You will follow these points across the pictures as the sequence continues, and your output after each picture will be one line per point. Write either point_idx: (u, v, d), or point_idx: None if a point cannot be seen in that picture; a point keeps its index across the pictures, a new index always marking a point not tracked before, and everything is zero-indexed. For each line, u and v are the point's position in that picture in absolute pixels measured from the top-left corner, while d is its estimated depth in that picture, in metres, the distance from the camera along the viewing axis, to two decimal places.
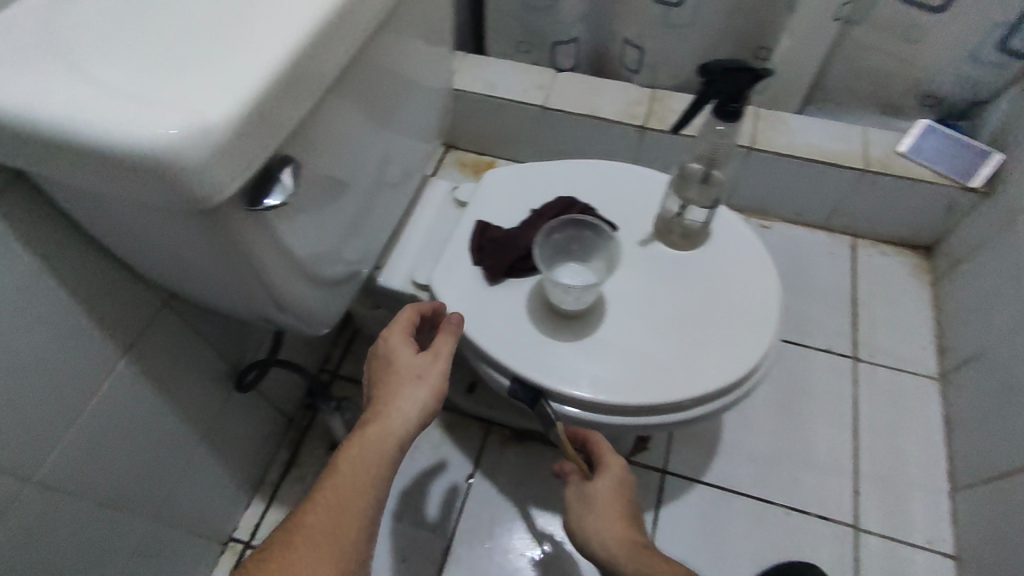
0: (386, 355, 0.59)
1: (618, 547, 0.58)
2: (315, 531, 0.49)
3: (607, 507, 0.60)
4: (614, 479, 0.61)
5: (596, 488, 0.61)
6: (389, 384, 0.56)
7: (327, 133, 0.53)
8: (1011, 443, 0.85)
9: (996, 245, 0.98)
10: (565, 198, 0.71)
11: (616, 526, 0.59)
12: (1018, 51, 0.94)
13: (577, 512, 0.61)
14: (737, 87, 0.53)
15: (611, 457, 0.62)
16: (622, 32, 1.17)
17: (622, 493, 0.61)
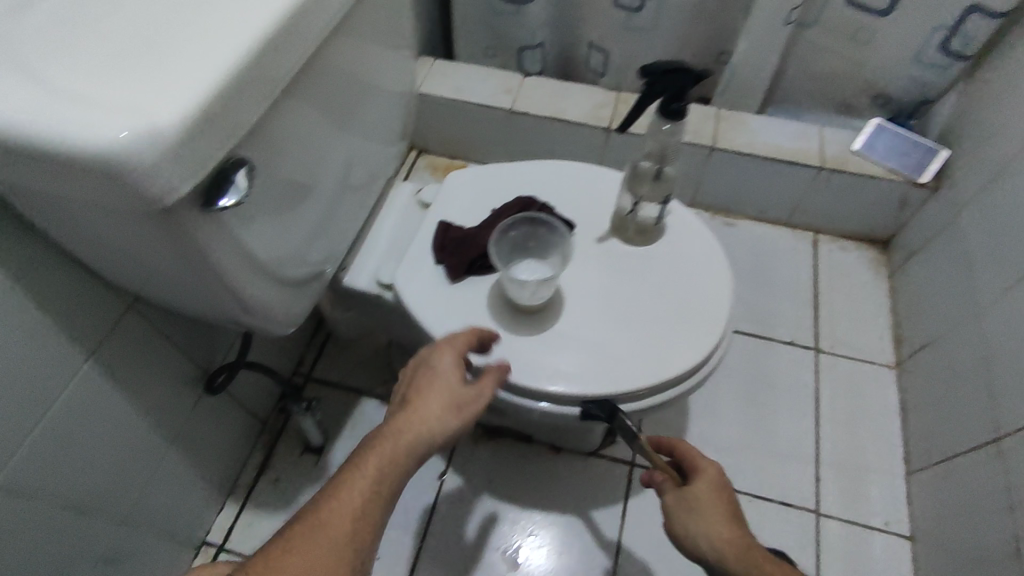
0: (433, 368, 0.57)
1: (727, 544, 0.58)
2: (328, 534, 0.47)
3: (713, 506, 0.61)
4: (712, 480, 0.63)
5: (695, 490, 0.62)
6: (430, 401, 0.54)
7: (284, 136, 0.55)
8: (959, 426, 0.88)
9: (945, 237, 1.02)
10: (524, 198, 0.74)
11: (723, 525, 0.60)
12: (957, 52, 0.99)
13: (679, 516, 0.62)
14: (680, 86, 0.56)
15: (706, 461, 0.64)
16: (587, 36, 1.20)
17: (721, 493, 0.62)
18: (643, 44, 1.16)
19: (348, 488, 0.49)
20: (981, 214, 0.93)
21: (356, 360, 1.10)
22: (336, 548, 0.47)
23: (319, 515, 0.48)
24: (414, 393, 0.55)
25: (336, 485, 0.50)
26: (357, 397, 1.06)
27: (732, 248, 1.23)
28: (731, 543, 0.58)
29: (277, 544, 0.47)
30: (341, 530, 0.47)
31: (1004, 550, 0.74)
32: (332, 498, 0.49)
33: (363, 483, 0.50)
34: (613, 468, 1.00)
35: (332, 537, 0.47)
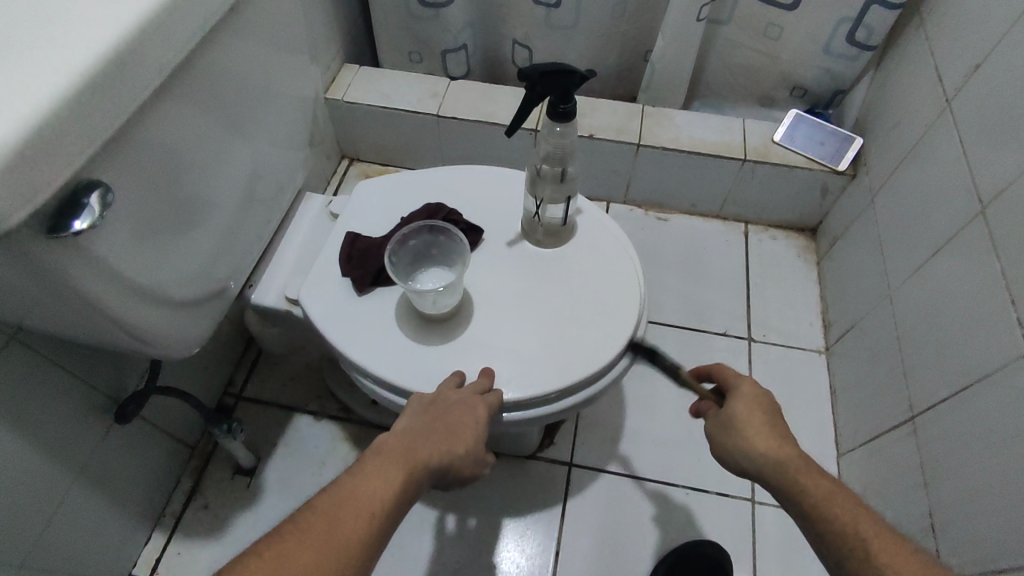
0: (464, 405, 0.58)
1: (765, 457, 0.54)
2: (349, 532, 0.47)
3: (749, 421, 0.56)
4: (747, 395, 0.57)
5: (731, 411, 0.57)
6: (459, 436, 0.56)
7: (156, 154, 0.52)
8: (881, 406, 0.91)
9: (862, 223, 1.04)
10: (432, 205, 0.73)
11: (763, 439, 0.54)
12: (863, 43, 1.01)
13: (721, 438, 0.57)
14: (564, 87, 0.56)
15: (740, 376, 0.59)
16: (510, 34, 1.19)
17: (760, 406, 0.57)
18: (565, 42, 1.16)
19: (374, 490, 0.50)
20: (892, 199, 0.96)
21: (288, 377, 1.07)
22: (355, 549, 0.46)
23: (344, 512, 0.48)
24: (444, 419, 0.57)
25: (362, 484, 0.50)
26: (289, 414, 1.04)
27: (666, 243, 1.24)
28: (770, 456, 0.54)
29: (295, 533, 0.46)
30: (362, 531, 0.47)
31: (921, 526, 0.76)
32: (358, 497, 0.49)
33: (388, 488, 0.50)
34: (551, 469, 1.00)
35: (351, 536, 0.47)
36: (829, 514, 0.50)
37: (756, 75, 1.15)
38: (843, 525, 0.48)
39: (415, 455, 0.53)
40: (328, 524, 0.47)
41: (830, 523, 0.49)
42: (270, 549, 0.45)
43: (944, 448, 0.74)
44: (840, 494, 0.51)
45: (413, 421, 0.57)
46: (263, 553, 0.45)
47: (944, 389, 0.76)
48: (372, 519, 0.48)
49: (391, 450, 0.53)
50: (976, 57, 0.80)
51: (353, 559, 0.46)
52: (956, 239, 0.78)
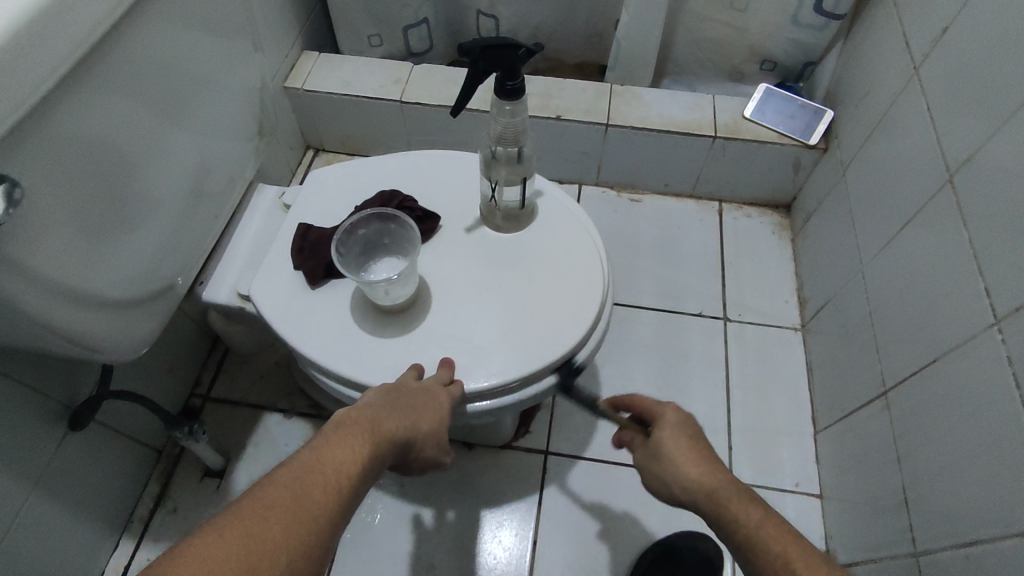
0: (425, 391, 0.56)
1: (693, 490, 0.52)
2: (315, 504, 0.42)
3: (675, 451, 0.55)
4: (671, 424, 0.57)
5: (658, 440, 0.56)
6: (423, 417, 0.54)
7: (74, 142, 0.49)
8: (855, 381, 0.90)
9: (834, 197, 1.03)
10: (386, 192, 0.71)
11: (689, 466, 0.53)
12: (831, 11, 0.99)
13: (653, 470, 0.56)
14: (510, 62, 0.54)
15: (665, 404, 0.59)
16: (474, 5, 1.17)
17: (685, 434, 0.56)
18: (533, 5, 1.14)
19: (340, 461, 0.45)
20: (863, 171, 0.94)
21: (257, 375, 1.05)
22: (321, 525, 0.41)
23: (309, 484, 0.43)
24: (405, 397, 0.54)
25: (327, 455, 0.45)
26: (259, 413, 1.01)
27: (639, 225, 1.22)
28: (691, 483, 0.52)
29: (258, 504, 0.40)
30: (330, 505, 0.42)
31: (896, 500, 0.76)
32: (322, 468, 0.44)
33: (355, 460, 0.46)
34: (526, 458, 0.98)
35: (317, 511, 0.42)
36: (755, 545, 0.47)
37: (725, 49, 1.13)
38: (769, 552, 0.46)
39: (380, 428, 0.49)
40: (291, 493, 0.41)
41: (763, 557, 0.46)
42: (229, 521, 0.38)
43: (916, 422, 0.73)
44: (770, 522, 0.48)
45: (374, 398, 0.53)
46: (220, 525, 0.38)
47: (915, 362, 0.75)
48: (339, 493, 0.43)
49: (353, 420, 0.49)
50: (941, 21, 0.78)
51: (319, 536, 0.41)
52: (925, 209, 0.77)
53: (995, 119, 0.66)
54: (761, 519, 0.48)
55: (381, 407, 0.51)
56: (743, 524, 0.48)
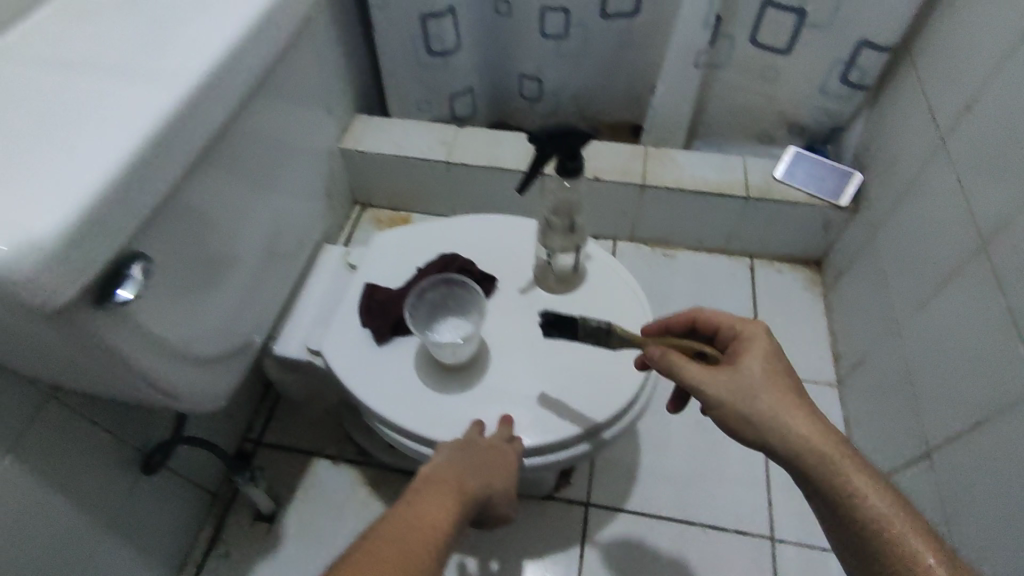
0: (500, 446, 0.58)
1: (790, 428, 0.56)
2: (418, 552, 0.46)
3: (777, 395, 0.57)
4: (772, 368, 0.59)
5: (758, 381, 0.58)
6: (500, 473, 0.57)
7: (189, 215, 0.56)
8: (895, 439, 0.91)
9: (866, 257, 1.06)
10: (446, 255, 0.76)
11: (795, 411, 0.56)
12: (856, 83, 1.05)
13: (742, 401, 0.57)
14: (571, 145, 0.60)
15: (763, 342, 0.60)
16: (518, 69, 1.25)
17: (778, 370, 0.59)
18: (574, 67, 1.23)
19: (433, 519, 0.49)
20: (894, 234, 0.98)
21: (307, 422, 1.09)
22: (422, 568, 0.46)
23: (405, 535, 0.47)
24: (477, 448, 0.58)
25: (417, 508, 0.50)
26: (308, 459, 1.05)
27: (674, 280, 1.27)
28: (794, 424, 0.56)
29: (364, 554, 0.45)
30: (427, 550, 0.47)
31: None
32: (414, 519, 0.49)
33: (446, 517, 0.50)
34: (568, 509, 1.00)
35: (424, 563, 0.46)
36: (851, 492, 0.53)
37: (754, 115, 1.19)
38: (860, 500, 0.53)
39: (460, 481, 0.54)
40: (392, 543, 0.46)
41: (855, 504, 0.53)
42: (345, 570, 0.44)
43: (961, 482, 0.74)
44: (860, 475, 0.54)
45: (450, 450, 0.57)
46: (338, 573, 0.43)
47: (957, 424, 0.76)
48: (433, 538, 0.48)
49: (433, 474, 0.54)
50: (965, 96, 0.83)
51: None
52: (958, 274, 0.80)
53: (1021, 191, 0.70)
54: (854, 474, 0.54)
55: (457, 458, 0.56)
56: (846, 476, 0.54)
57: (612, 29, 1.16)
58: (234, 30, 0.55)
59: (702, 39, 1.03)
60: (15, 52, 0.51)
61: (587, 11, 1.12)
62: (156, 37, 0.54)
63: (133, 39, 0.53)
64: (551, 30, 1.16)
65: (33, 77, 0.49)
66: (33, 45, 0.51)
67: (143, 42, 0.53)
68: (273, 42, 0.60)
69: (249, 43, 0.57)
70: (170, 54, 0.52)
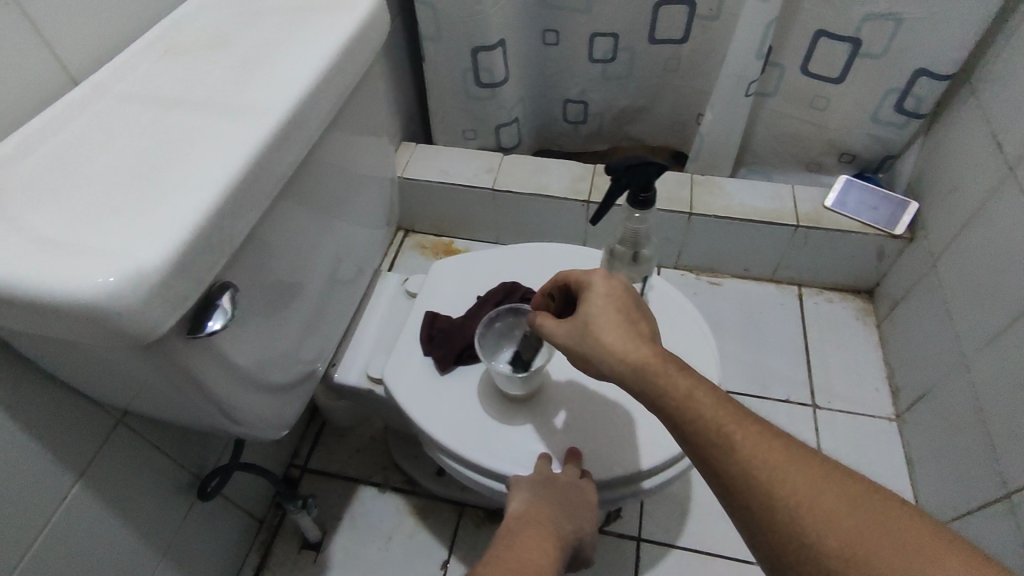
0: (578, 487, 0.61)
1: (628, 363, 0.52)
2: None
3: (605, 324, 0.54)
4: (603, 298, 0.56)
5: (589, 315, 0.55)
6: (579, 512, 0.60)
7: (267, 244, 0.56)
8: (967, 478, 0.87)
9: (925, 287, 1.04)
10: (508, 284, 0.76)
11: (620, 340, 0.53)
12: (912, 111, 1.04)
13: (576, 342, 0.55)
14: (645, 177, 0.59)
15: (595, 277, 0.57)
16: (563, 95, 1.27)
17: (612, 300, 0.55)
18: (620, 91, 1.24)
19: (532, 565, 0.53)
20: (957, 264, 0.95)
21: (353, 449, 1.09)
22: None
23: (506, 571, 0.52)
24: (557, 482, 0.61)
25: (512, 550, 0.54)
26: (355, 486, 1.05)
27: (721, 309, 1.25)
28: (640, 364, 0.51)
29: None
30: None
31: None
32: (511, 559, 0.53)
33: (543, 562, 0.54)
34: (619, 545, 0.97)
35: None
36: (694, 417, 0.49)
37: (804, 143, 1.18)
38: (702, 427, 0.49)
39: (547, 523, 0.58)
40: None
41: (698, 431, 0.49)
42: None
43: None
44: (700, 396, 0.50)
45: (529, 488, 0.61)
46: None
47: None
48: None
49: (519, 516, 0.58)
50: None
51: None
52: None
53: None
54: (691, 394, 0.50)
55: (540, 496, 0.60)
56: (681, 395, 0.50)
57: (660, 55, 1.16)
58: (318, 65, 0.57)
59: (754, 68, 1.03)
60: (114, 90, 0.53)
61: (636, 37, 1.13)
62: (243, 74, 0.55)
63: (222, 75, 0.55)
64: (599, 55, 1.17)
65: (130, 114, 0.51)
66: (128, 83, 0.53)
67: (232, 78, 0.55)
68: (351, 72, 0.62)
69: (331, 75, 0.58)
70: (258, 89, 0.53)
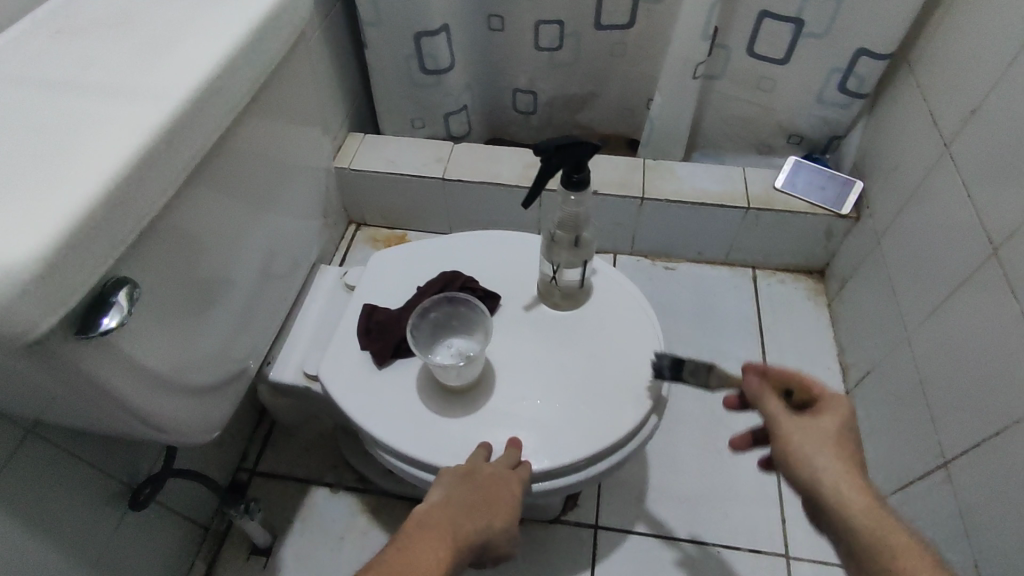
0: (501, 478, 0.59)
1: (847, 482, 0.52)
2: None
3: (835, 443, 0.54)
4: (842, 421, 0.56)
5: (826, 422, 0.56)
6: (494, 508, 0.58)
7: (175, 236, 0.53)
8: (911, 450, 0.89)
9: (871, 264, 1.05)
10: (448, 273, 0.74)
11: (844, 463, 0.53)
12: (855, 91, 1.05)
13: (800, 437, 0.55)
14: (578, 157, 0.58)
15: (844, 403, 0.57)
16: (511, 83, 1.24)
17: (852, 433, 0.56)
18: (568, 77, 1.22)
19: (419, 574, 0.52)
20: (898, 242, 0.96)
21: (303, 449, 1.05)
22: None
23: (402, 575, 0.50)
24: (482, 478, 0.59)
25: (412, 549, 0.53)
26: (305, 487, 1.01)
27: (676, 293, 1.24)
28: (858, 493, 0.52)
29: None
30: None
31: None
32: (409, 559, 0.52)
33: (433, 568, 0.52)
34: (577, 534, 0.97)
35: None
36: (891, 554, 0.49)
37: (752, 125, 1.18)
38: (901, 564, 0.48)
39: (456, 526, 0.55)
40: None
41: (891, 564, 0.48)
42: None
43: (983, 494, 0.73)
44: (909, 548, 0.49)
45: (450, 482, 0.59)
46: None
47: (976, 432, 0.74)
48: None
49: (429, 508, 0.57)
50: (968, 102, 0.82)
51: None
52: (970, 280, 0.79)
53: None
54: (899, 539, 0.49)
55: (457, 489, 0.58)
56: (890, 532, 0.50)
57: (606, 41, 1.15)
58: (225, 45, 0.53)
59: (700, 50, 1.03)
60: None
61: (582, 23, 1.11)
62: (143, 54, 0.51)
63: (119, 55, 0.51)
64: (545, 44, 1.15)
65: (13, 95, 0.46)
66: (12, 65, 0.49)
67: (130, 60, 0.51)
68: (268, 57, 0.59)
69: (243, 58, 0.55)
70: (158, 70, 0.50)
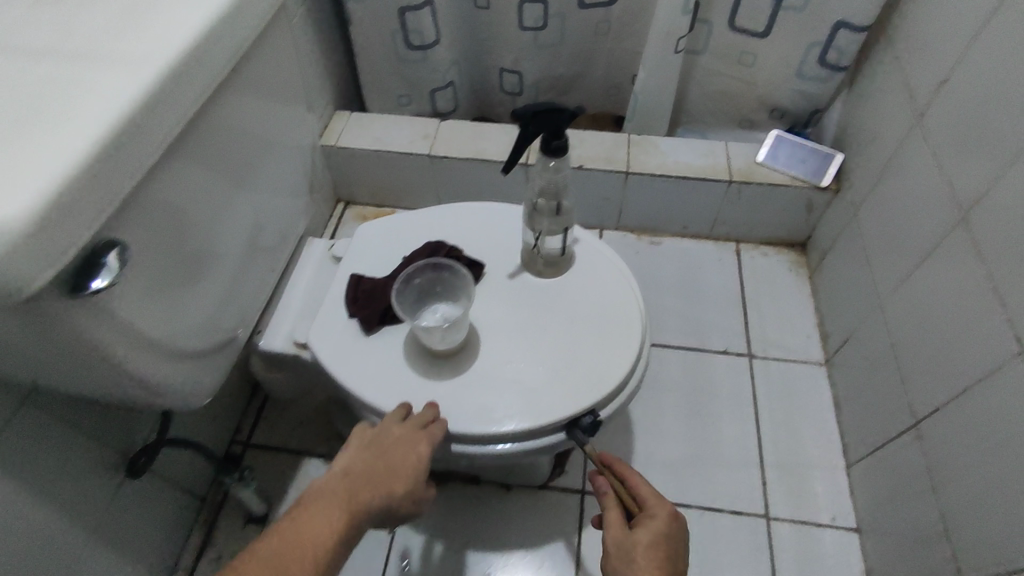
0: (407, 439, 0.60)
1: None
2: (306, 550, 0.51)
3: (643, 557, 0.57)
4: (654, 531, 0.58)
5: (637, 536, 0.58)
6: (398, 468, 0.58)
7: (163, 204, 0.54)
8: (884, 412, 0.92)
9: (848, 234, 1.07)
10: (433, 243, 0.76)
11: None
12: (834, 64, 1.06)
13: (616, 559, 0.58)
14: (556, 123, 0.60)
15: (660, 510, 0.60)
16: (497, 63, 1.25)
17: (666, 542, 0.58)
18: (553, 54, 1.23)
19: (317, 534, 0.53)
20: (874, 212, 0.99)
21: (296, 422, 1.07)
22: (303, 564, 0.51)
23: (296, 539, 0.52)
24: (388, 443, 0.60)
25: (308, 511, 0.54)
26: (299, 459, 1.04)
27: (661, 267, 1.27)
28: None
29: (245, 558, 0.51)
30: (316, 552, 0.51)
31: (937, 528, 0.77)
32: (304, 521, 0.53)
33: (326, 530, 0.53)
34: (565, 499, 1.00)
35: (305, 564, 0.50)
36: None
37: (735, 100, 1.20)
38: None
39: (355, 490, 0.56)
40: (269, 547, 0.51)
41: None
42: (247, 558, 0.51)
43: (949, 450, 0.76)
44: None
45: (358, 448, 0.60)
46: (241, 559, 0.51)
47: (944, 391, 0.77)
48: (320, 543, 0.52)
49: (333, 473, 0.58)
50: (939, 74, 0.83)
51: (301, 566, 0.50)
52: (939, 247, 0.81)
53: (1002, 164, 0.70)
54: None
55: (362, 453, 0.59)
56: None
57: (590, 18, 1.16)
58: (205, 14, 0.54)
59: (681, 25, 1.04)
60: None
61: (566, 3, 1.12)
62: (120, 24, 0.52)
63: (97, 24, 0.52)
64: (530, 23, 1.14)
65: None
66: None
67: (109, 30, 0.51)
68: (248, 27, 0.59)
69: (223, 27, 0.55)
70: (137, 38, 0.51)
